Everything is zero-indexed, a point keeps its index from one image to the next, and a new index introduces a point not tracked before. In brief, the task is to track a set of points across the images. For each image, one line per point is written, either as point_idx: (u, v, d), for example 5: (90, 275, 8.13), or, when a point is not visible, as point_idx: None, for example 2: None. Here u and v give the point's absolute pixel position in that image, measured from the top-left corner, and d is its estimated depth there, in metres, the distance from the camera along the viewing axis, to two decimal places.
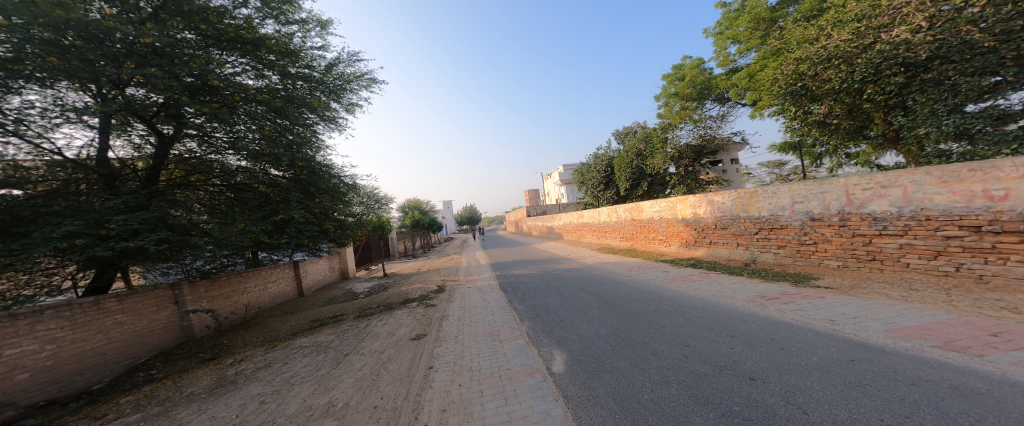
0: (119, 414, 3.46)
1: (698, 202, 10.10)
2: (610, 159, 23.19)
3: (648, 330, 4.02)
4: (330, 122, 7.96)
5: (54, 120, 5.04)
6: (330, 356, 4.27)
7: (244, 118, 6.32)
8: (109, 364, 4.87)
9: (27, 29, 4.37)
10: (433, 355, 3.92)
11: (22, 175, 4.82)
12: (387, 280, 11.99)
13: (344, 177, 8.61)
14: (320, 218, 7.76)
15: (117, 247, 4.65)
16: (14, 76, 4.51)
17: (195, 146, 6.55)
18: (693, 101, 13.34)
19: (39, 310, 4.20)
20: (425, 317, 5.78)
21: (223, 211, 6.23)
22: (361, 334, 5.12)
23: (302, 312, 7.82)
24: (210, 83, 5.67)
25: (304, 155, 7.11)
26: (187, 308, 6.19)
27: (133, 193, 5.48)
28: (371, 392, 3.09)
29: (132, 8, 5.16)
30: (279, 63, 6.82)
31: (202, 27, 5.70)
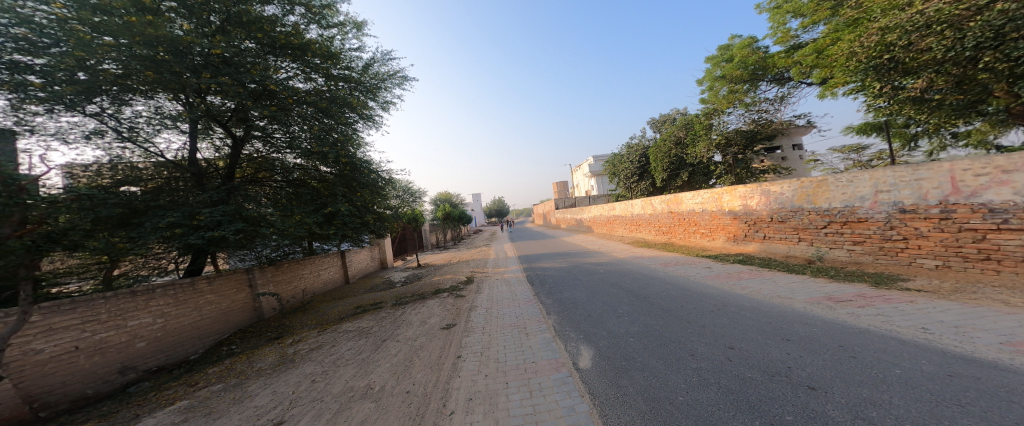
0: (209, 382, 4.00)
1: (750, 192, 9.29)
2: (644, 148, 22.15)
3: (687, 329, 3.79)
4: (368, 121, 8.39)
5: (156, 127, 5.90)
6: (370, 341, 4.58)
7: (297, 119, 6.90)
8: (202, 338, 5.65)
9: (129, 47, 5.09)
10: (463, 345, 4.06)
11: (132, 174, 5.76)
12: (421, 270, 12.56)
13: (382, 172, 9.04)
14: (362, 211, 8.27)
15: (206, 236, 5.37)
16: (127, 90, 5.35)
17: (261, 146, 7.14)
18: (744, 83, 12.05)
19: (151, 289, 4.96)
20: (455, 307, 5.98)
21: (284, 205, 6.91)
22: (397, 321, 5.42)
23: (348, 298, 8.48)
24: (268, 88, 6.24)
25: (347, 152, 7.58)
26: (258, 291, 6.98)
27: (216, 189, 6.29)
28: (404, 377, 3.28)
29: (205, 22, 5.82)
30: (323, 65, 7.31)
31: (259, 35, 6.25)
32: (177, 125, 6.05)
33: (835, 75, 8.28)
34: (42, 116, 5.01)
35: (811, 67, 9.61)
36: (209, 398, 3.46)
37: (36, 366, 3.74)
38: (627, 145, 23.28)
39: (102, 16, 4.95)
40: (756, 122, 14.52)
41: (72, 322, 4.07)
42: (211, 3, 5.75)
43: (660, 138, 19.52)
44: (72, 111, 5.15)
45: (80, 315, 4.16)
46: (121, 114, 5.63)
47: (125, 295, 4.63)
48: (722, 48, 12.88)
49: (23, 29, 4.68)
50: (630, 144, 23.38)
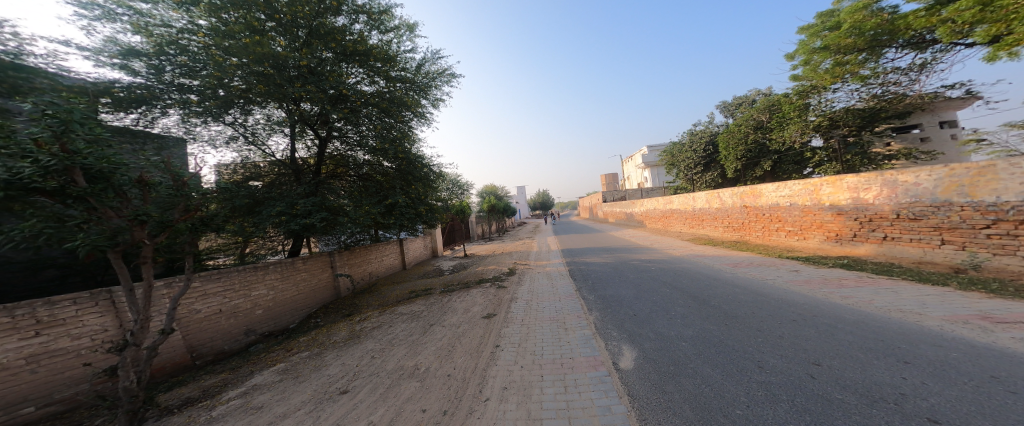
0: (299, 349, 4.68)
1: (867, 183, 7.52)
2: (712, 135, 20.08)
3: (757, 339, 3.37)
4: (422, 118, 8.80)
5: (269, 132, 7.03)
6: (420, 324, 4.93)
7: (366, 119, 7.53)
8: (298, 310, 6.64)
9: (248, 65, 6.08)
10: (501, 334, 4.15)
11: (255, 171, 7.17)
12: (468, 259, 13.09)
13: (434, 167, 9.49)
14: (416, 203, 8.73)
15: (301, 223, 6.25)
16: (249, 101, 6.46)
17: (340, 146, 8.06)
18: (858, 52, 9.67)
19: (265, 266, 5.95)
20: (496, 297, 6.14)
21: (357, 196, 7.70)
22: (444, 308, 5.73)
23: (406, 283, 9.21)
24: (342, 93, 6.97)
25: (404, 149, 8.16)
26: (338, 272, 7.94)
27: (308, 183, 7.29)
28: (446, 361, 3.47)
29: (295, 37, 6.70)
30: (383, 68, 7.82)
31: (333, 45, 6.99)
32: (282, 130, 7.12)
33: (1015, 30, 6.36)
34: (200, 126, 6.37)
35: (971, 25, 7.31)
36: (298, 363, 4.05)
37: (196, 321, 4.74)
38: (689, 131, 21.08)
39: (231, 41, 5.99)
40: (878, 98, 11.58)
41: (218, 289, 5.08)
42: (298, 19, 6.62)
43: (734, 123, 17.39)
44: (214, 121, 6.44)
45: (222, 284, 5.16)
46: (247, 122, 6.82)
47: (249, 270, 5.63)
48: (825, 14, 10.74)
49: (184, 58, 6.02)
50: (694, 131, 21.22)
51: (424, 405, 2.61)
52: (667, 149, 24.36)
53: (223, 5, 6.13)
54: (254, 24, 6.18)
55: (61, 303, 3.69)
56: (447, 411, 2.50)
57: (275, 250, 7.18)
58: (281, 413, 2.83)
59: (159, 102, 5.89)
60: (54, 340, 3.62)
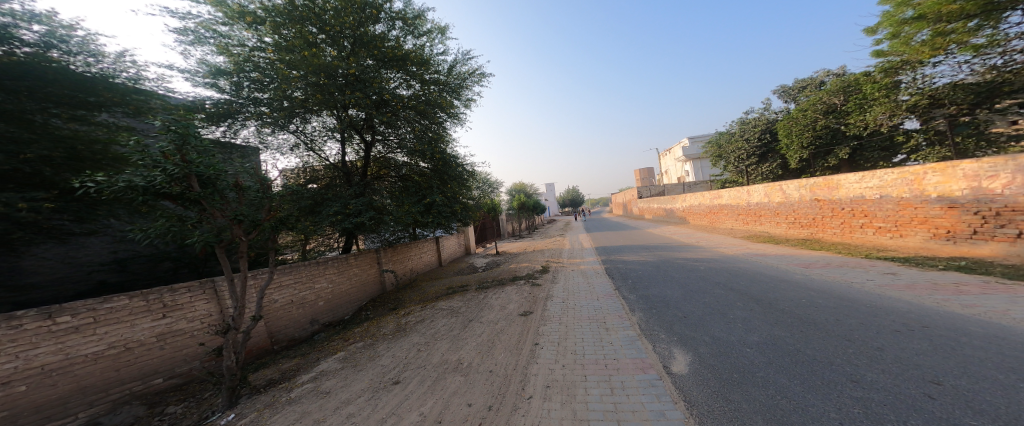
0: (356, 340, 5.03)
1: (990, 169, 6.36)
2: (769, 123, 18.33)
3: (845, 350, 3.02)
4: (456, 119, 9.01)
5: (324, 138, 7.66)
6: (460, 320, 5.08)
7: (404, 122, 7.89)
8: (351, 303, 7.12)
9: (306, 76, 6.56)
10: (540, 333, 4.14)
11: (313, 174, 7.87)
12: (501, 257, 13.22)
13: (467, 166, 9.68)
14: (452, 201, 8.98)
15: (353, 221, 6.74)
16: (308, 110, 7.03)
17: (382, 149, 8.52)
18: (967, 18, 8.14)
19: (325, 262, 6.48)
20: (531, 295, 6.13)
21: (398, 196, 8.08)
22: (481, 304, 5.85)
23: (443, 279, 9.54)
24: (384, 98, 7.38)
25: (439, 149, 8.42)
26: (383, 268, 8.41)
27: (357, 184, 7.80)
28: (488, 357, 3.54)
29: (341, 47, 7.15)
30: (419, 72, 8.09)
31: (375, 52, 7.34)
32: (335, 135, 7.70)
33: None
34: (271, 136, 7.12)
35: None
36: (356, 353, 4.35)
37: (274, 310, 5.29)
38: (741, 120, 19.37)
39: (291, 55, 6.53)
40: (998, 68, 9.26)
41: (289, 281, 5.63)
42: (344, 30, 7.09)
43: (799, 108, 15.81)
44: (279, 130, 7.11)
45: (292, 276, 5.70)
46: (306, 130, 7.48)
47: (312, 264, 6.18)
48: None
49: (256, 74, 6.70)
50: (747, 119, 19.46)
51: (469, 400, 2.68)
52: (713, 139, 22.87)
53: (281, 22, 6.73)
54: (308, 37, 6.69)
55: (179, 290, 4.31)
56: (491, 407, 2.54)
57: (331, 247, 7.78)
58: (343, 400, 3.05)
59: (240, 115, 6.71)
60: (173, 321, 4.22)
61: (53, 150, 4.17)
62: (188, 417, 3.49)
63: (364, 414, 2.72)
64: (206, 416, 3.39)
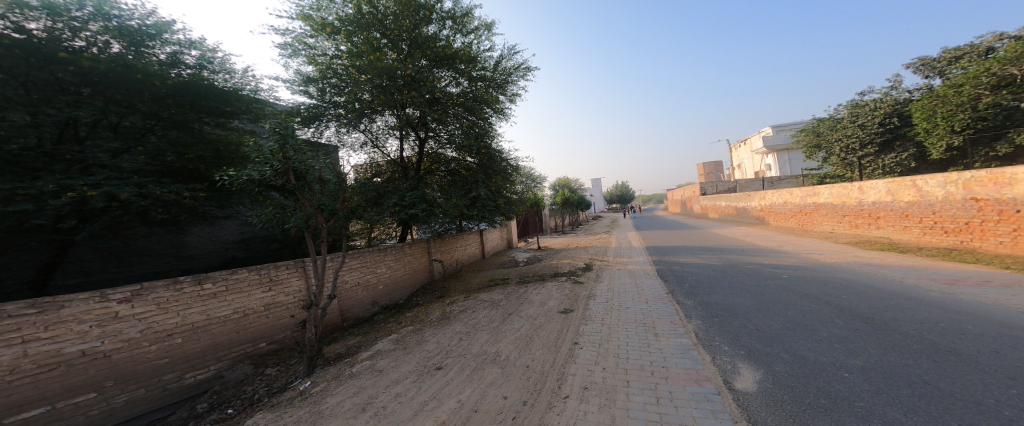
0: (406, 323, 5.39)
1: None
2: (897, 106, 14.77)
3: (999, 384, 2.42)
4: (500, 114, 9.12)
5: (386, 135, 8.28)
6: (499, 312, 5.18)
7: (453, 119, 8.17)
8: (404, 289, 7.61)
9: (374, 79, 7.05)
10: (580, 332, 4.05)
11: (376, 169, 8.54)
12: (543, 252, 13.14)
13: (511, 161, 9.78)
14: (496, 195, 9.13)
15: (407, 213, 7.17)
16: (374, 110, 7.59)
17: (433, 145, 8.91)
18: None
19: (384, 249, 7.00)
20: (573, 292, 6.02)
21: (447, 190, 8.40)
22: (521, 298, 5.89)
23: (486, 271, 9.76)
24: (436, 96, 7.70)
25: (485, 144, 8.61)
26: (432, 257, 8.82)
27: (412, 178, 8.28)
28: (525, 352, 3.56)
29: (398, 49, 7.58)
30: (467, 69, 8.29)
31: (428, 52, 7.66)
32: (394, 132, 8.26)
33: None
34: (349, 134, 7.88)
35: None
36: (407, 336, 4.67)
37: (345, 290, 5.87)
38: (852, 102, 15.92)
39: (360, 60, 7.05)
40: None
41: (356, 264, 6.17)
42: (401, 33, 7.51)
43: (948, 81, 11.17)
44: (352, 130, 7.85)
45: (359, 260, 6.27)
46: (372, 129, 8.11)
47: (374, 251, 6.69)
48: None
49: (336, 80, 7.30)
50: (860, 101, 15.98)
51: (504, 393, 2.73)
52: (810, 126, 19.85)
53: (349, 29, 7.29)
54: (373, 43, 7.20)
55: (281, 267, 5.13)
56: (526, 402, 2.57)
57: (387, 236, 8.40)
58: (392, 380, 3.28)
59: (324, 117, 7.56)
60: (274, 294, 5.02)
61: (205, 151, 5.86)
62: (277, 379, 4.03)
63: (409, 395, 2.91)
64: (289, 381, 3.90)
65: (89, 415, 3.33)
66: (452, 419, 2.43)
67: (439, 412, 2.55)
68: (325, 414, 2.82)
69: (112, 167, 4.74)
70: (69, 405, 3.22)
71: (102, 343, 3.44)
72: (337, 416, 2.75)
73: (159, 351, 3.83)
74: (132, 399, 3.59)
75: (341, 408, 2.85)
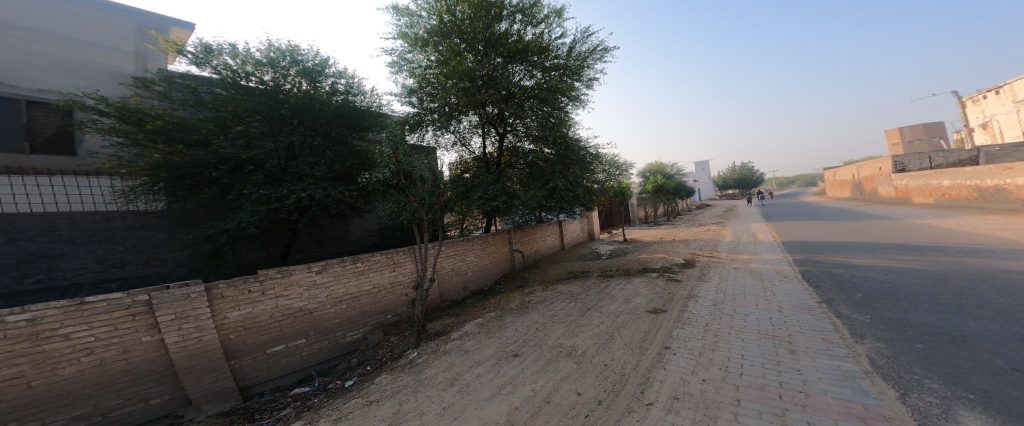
0: (490, 309, 5.73)
1: None
2: None
3: None
4: (577, 101, 8.87)
5: (472, 133, 8.86)
6: (578, 306, 5.07)
7: (529, 112, 8.20)
8: (491, 276, 8.10)
9: (458, 83, 7.51)
10: (673, 336, 3.65)
11: (464, 166, 9.21)
12: (629, 245, 12.28)
13: (590, 148, 9.45)
14: (575, 185, 8.89)
15: (488, 205, 7.56)
16: (459, 111, 8.12)
17: (512, 139, 9.08)
18: None
19: (472, 239, 7.53)
20: (665, 291, 5.45)
21: (526, 182, 8.48)
22: (602, 294, 5.63)
23: (566, 262, 9.65)
24: (511, 91, 7.82)
25: (562, 134, 8.46)
26: (514, 248, 9.11)
27: (495, 172, 8.67)
28: (605, 349, 3.42)
29: (474, 50, 7.89)
30: (540, 60, 8.23)
31: (501, 50, 7.80)
32: (478, 129, 8.81)
33: None
34: (441, 135, 8.67)
35: None
36: (490, 321, 4.96)
37: (443, 274, 6.59)
38: None
39: (446, 67, 7.60)
40: None
41: (450, 252, 6.83)
42: (477, 35, 7.81)
43: None
44: (444, 132, 8.64)
45: (452, 249, 6.93)
46: (459, 129, 8.74)
47: (463, 240, 7.26)
48: None
49: (426, 87, 8.02)
50: None
51: (579, 389, 2.68)
52: None
53: (434, 40, 7.86)
54: (455, 48, 7.63)
55: (402, 252, 6.14)
56: (601, 401, 2.47)
57: (474, 226, 9.03)
58: (476, 361, 3.54)
59: (423, 123, 8.47)
60: (398, 274, 6.05)
61: (354, 161, 7.50)
62: (395, 348, 4.76)
63: (489, 377, 3.11)
64: (404, 349, 4.58)
65: (304, 354, 4.77)
66: (525, 407, 2.52)
67: (515, 398, 2.67)
68: (423, 383, 3.23)
69: (312, 176, 6.92)
70: (294, 345, 4.68)
71: (309, 303, 4.85)
72: (431, 386, 3.13)
73: (336, 312, 5.13)
74: (322, 346, 4.96)
75: (435, 380, 3.22)
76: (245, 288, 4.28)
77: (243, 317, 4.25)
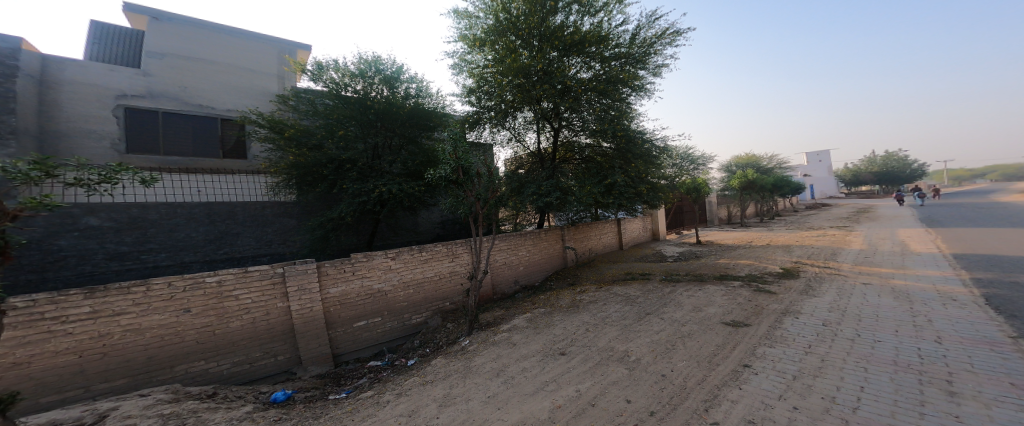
0: (539, 305, 5.73)
1: None
2: None
3: None
4: (641, 90, 8.34)
5: (527, 129, 8.88)
6: (635, 310, 4.81)
7: (586, 105, 7.94)
8: (542, 272, 8.07)
9: (514, 79, 7.56)
10: (758, 354, 3.23)
11: (518, 162, 9.28)
12: (698, 248, 11.21)
13: (657, 141, 8.86)
14: (637, 181, 8.37)
15: (541, 201, 7.51)
16: (513, 108, 8.15)
17: (568, 133, 8.87)
18: None
19: (524, 234, 7.57)
20: (755, 305, 4.75)
21: (582, 177, 8.23)
22: (663, 299, 5.24)
23: (624, 263, 9.18)
24: (567, 85, 7.62)
25: (623, 126, 8.03)
26: (567, 245, 8.91)
27: (549, 168, 8.53)
28: (663, 359, 3.19)
29: (529, 46, 7.81)
30: (598, 51, 7.90)
31: (557, 43, 7.63)
32: (532, 125, 8.80)
33: None
34: (495, 132, 8.83)
35: None
36: (538, 317, 4.97)
37: (496, 267, 6.78)
38: None
39: (501, 65, 7.57)
40: None
41: (503, 246, 6.97)
42: (532, 30, 7.71)
43: None
44: (500, 128, 8.79)
45: (505, 243, 7.06)
46: (513, 125, 8.81)
47: (515, 235, 7.32)
48: None
49: (481, 86, 8.17)
50: None
51: (629, 396, 2.55)
52: None
53: (490, 39, 7.88)
54: (510, 46, 7.59)
55: (459, 243, 6.43)
56: (654, 413, 2.32)
57: (526, 222, 9.06)
58: (522, 355, 3.59)
59: (479, 121, 8.67)
60: (456, 265, 6.37)
61: (421, 159, 7.97)
62: (449, 335, 5.04)
63: (534, 372, 3.13)
64: (458, 336, 4.84)
65: (378, 331, 5.32)
66: (568, 406, 2.49)
67: (558, 396, 2.65)
68: (471, 370, 3.38)
69: (389, 173, 7.57)
70: (372, 322, 5.25)
71: (385, 285, 5.40)
72: (479, 374, 3.26)
73: (405, 296, 5.62)
74: (392, 326, 5.47)
75: (482, 369, 3.34)
76: (343, 268, 4.98)
77: (337, 294, 4.92)
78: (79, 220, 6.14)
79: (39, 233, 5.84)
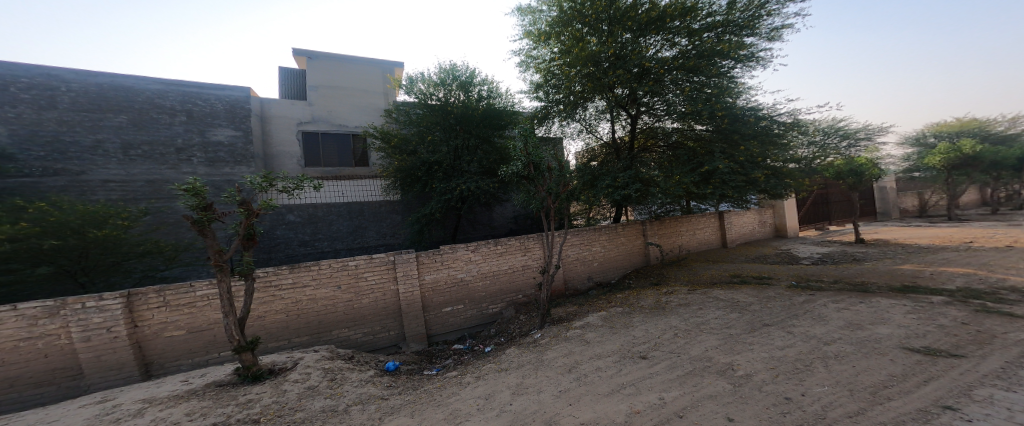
0: (616, 303, 5.40)
1: None
2: None
3: None
4: (748, 60, 7.09)
5: (602, 118, 8.39)
6: (745, 319, 4.14)
7: (671, 86, 7.16)
8: (621, 268, 7.58)
9: (582, 69, 7.25)
10: (976, 397, 2.27)
11: (592, 154, 8.88)
12: (839, 250, 8.98)
13: (779, 117, 7.45)
14: (748, 168, 7.11)
15: (619, 194, 7.00)
16: (583, 99, 7.80)
17: (648, 119, 8.11)
18: None
19: (599, 228, 7.20)
20: (977, 332, 3.39)
21: (668, 166, 7.43)
22: (796, 311, 4.33)
23: (728, 263, 7.98)
24: (646, 67, 6.94)
25: (724, 104, 6.94)
26: (649, 240, 8.17)
27: (627, 158, 7.88)
28: (791, 380, 2.63)
29: (598, 31, 7.22)
30: (685, 25, 6.98)
31: (630, 23, 6.96)
32: (604, 115, 8.31)
33: None
34: (565, 125, 8.59)
35: None
36: (615, 316, 4.68)
37: (568, 262, 6.65)
38: None
39: (568, 55, 7.27)
40: None
41: (575, 240, 6.78)
42: (601, 13, 7.10)
43: None
44: (570, 121, 8.51)
45: (578, 237, 6.86)
46: (585, 117, 8.46)
47: (590, 230, 7.02)
48: None
49: (548, 79, 7.96)
50: None
51: (732, 415, 2.19)
52: None
53: (555, 31, 7.49)
54: (577, 35, 7.18)
55: (532, 237, 6.48)
56: None
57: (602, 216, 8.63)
58: (596, 354, 3.44)
59: (550, 115, 8.52)
60: (528, 259, 6.44)
61: (492, 156, 8.36)
62: (523, 326, 5.14)
63: (608, 373, 2.97)
64: (530, 329, 4.89)
65: (460, 317, 5.72)
66: (648, 414, 2.29)
67: (637, 401, 2.46)
68: (543, 363, 3.40)
69: (465, 171, 8.17)
70: (455, 308, 5.67)
71: (467, 275, 5.78)
72: (550, 368, 3.25)
73: (483, 286, 5.93)
74: (471, 313, 5.83)
75: (554, 363, 3.33)
76: (436, 257, 5.51)
77: (431, 280, 5.47)
78: (285, 216, 8.32)
79: (267, 225, 8.09)
